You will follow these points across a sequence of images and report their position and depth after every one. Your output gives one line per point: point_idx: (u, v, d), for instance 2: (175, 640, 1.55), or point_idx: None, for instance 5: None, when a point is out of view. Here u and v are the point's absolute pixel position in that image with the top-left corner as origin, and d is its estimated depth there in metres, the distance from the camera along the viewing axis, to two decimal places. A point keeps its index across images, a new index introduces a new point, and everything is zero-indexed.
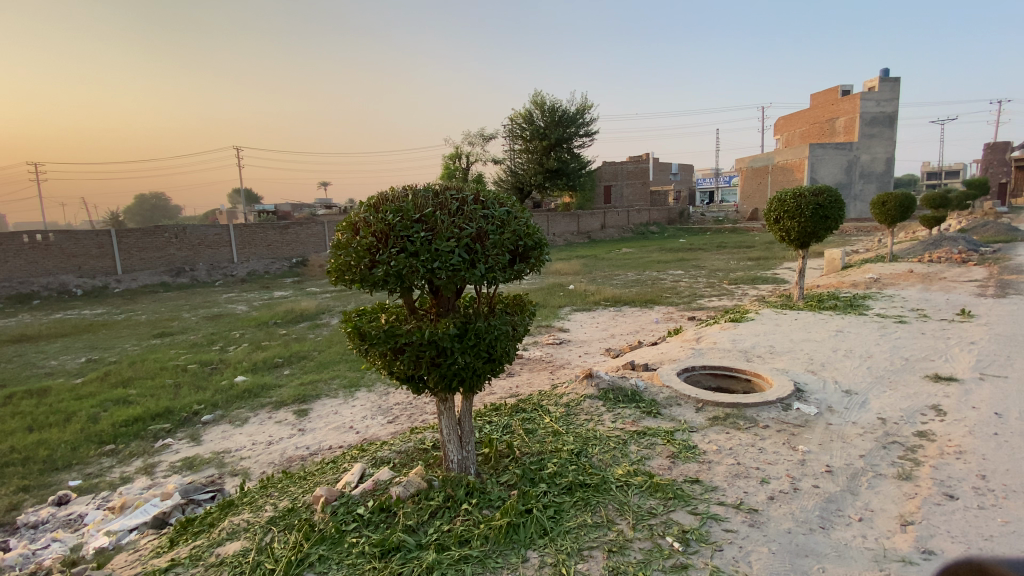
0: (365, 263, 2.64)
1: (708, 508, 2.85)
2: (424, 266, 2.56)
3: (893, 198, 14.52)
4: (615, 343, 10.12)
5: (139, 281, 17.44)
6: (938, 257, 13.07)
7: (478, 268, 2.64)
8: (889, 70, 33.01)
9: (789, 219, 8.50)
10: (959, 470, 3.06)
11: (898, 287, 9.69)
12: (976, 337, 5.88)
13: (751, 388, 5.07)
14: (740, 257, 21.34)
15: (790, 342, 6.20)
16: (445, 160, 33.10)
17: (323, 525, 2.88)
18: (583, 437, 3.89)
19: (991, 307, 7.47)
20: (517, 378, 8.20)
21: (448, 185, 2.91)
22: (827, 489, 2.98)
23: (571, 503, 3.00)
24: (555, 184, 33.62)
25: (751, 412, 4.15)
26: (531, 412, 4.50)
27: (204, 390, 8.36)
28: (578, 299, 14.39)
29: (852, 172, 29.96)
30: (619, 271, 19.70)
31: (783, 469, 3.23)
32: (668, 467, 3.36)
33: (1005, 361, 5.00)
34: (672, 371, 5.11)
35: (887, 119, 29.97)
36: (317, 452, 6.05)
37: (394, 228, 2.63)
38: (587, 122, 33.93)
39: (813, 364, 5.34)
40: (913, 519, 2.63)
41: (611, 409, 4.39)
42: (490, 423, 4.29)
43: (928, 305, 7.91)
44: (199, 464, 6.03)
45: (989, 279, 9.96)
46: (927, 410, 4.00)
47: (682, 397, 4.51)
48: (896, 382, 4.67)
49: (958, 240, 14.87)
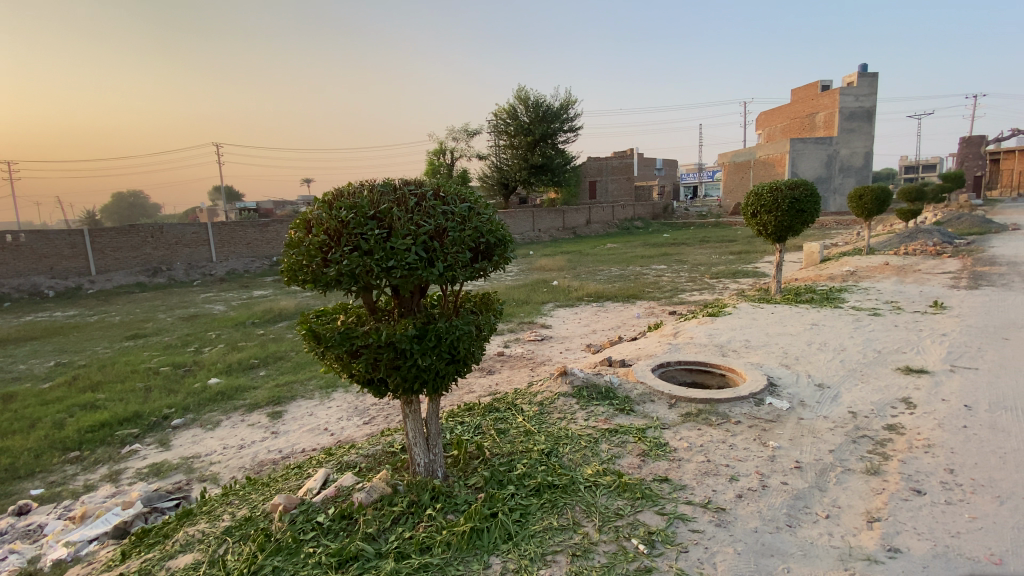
0: (318, 262, 2.53)
1: (676, 508, 2.80)
2: (379, 265, 2.45)
3: (869, 191, 14.71)
4: (596, 339, 10.11)
5: (113, 282, 17.00)
6: (913, 250, 13.27)
7: (437, 267, 2.54)
8: (867, 65, 33.45)
9: (766, 213, 8.53)
10: (927, 464, 3.06)
11: (874, 280, 9.80)
12: (948, 329, 5.94)
13: (726, 383, 5.05)
14: (722, 251, 21.50)
15: (765, 336, 6.21)
16: (429, 156, 32.79)
17: (279, 535, 2.79)
18: (554, 436, 3.82)
19: (963, 299, 7.58)
20: (497, 375, 8.13)
21: (408, 180, 2.81)
22: (795, 486, 2.95)
23: (538, 505, 2.94)
24: (540, 179, 33.54)
25: (724, 407, 4.12)
26: (504, 412, 4.42)
27: (176, 393, 8.15)
28: (561, 295, 14.36)
29: (832, 166, 30.36)
30: (602, 266, 19.71)
31: (752, 466, 3.20)
32: (638, 466, 3.31)
33: (975, 352, 5.05)
34: (647, 367, 5.07)
35: (865, 114, 30.41)
36: (289, 455, 5.92)
37: (348, 226, 2.53)
38: (571, 117, 33.94)
39: (787, 358, 5.35)
40: (879, 516, 2.61)
41: (584, 406, 4.33)
42: (461, 424, 4.20)
43: (902, 297, 8.01)
44: (166, 470, 5.86)
45: (962, 271, 10.14)
46: (898, 403, 4.02)
47: (655, 393, 4.47)
48: (868, 375, 4.70)
49: (933, 232, 15.12)
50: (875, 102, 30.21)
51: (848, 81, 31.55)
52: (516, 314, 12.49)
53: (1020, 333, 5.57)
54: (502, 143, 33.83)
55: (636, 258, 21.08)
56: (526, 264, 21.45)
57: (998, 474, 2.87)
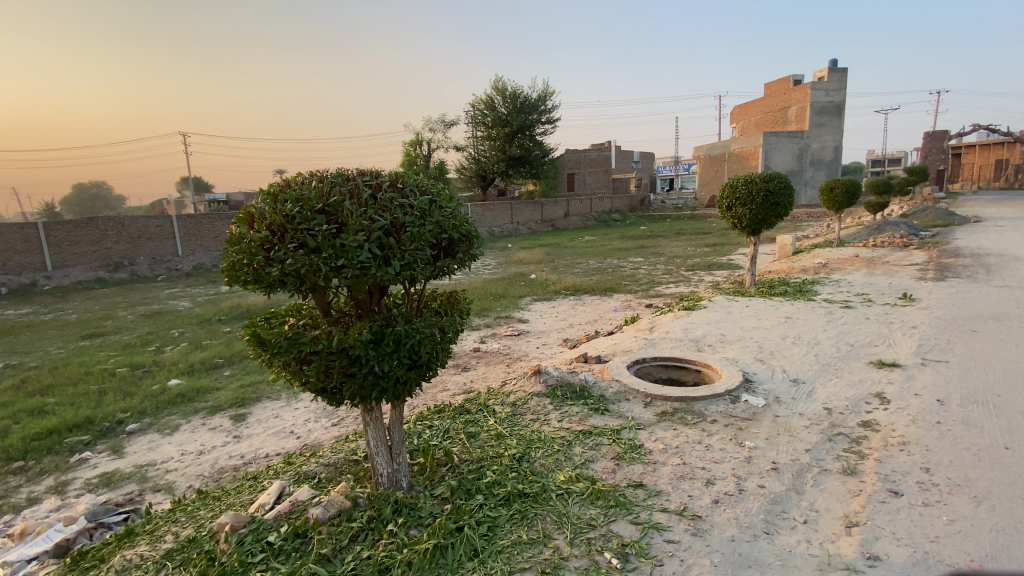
0: (260, 261, 2.30)
1: (650, 516, 2.67)
2: (327, 264, 2.22)
3: (840, 184, 14.93)
4: (573, 333, 10.01)
5: (71, 278, 16.16)
6: (881, 242, 13.54)
7: (392, 265, 2.32)
8: (838, 62, 33.60)
9: (741, 206, 8.52)
10: (903, 463, 3.00)
11: (845, 272, 9.92)
12: (918, 322, 5.99)
13: (701, 379, 4.97)
14: (697, 243, 21.67)
15: (740, 330, 6.18)
16: (405, 147, 32.14)
17: (225, 558, 2.58)
18: (526, 440, 3.66)
19: (930, 291, 7.69)
20: (472, 372, 7.94)
21: (363, 170, 2.58)
22: (772, 489, 2.86)
23: (507, 517, 2.77)
24: (518, 171, 33.28)
25: (700, 405, 4.03)
26: (475, 413, 4.24)
27: (133, 396, 7.72)
28: (539, 289, 14.22)
29: (803, 159, 30.92)
30: (580, 259, 19.62)
31: (728, 468, 3.10)
32: (612, 470, 3.18)
33: (945, 345, 5.08)
34: (622, 363, 4.95)
35: (835, 108, 31.01)
36: (251, 461, 5.64)
37: (293, 221, 2.30)
38: (549, 109, 33.77)
39: (762, 352, 5.31)
40: (858, 520, 2.53)
41: (558, 407, 4.18)
42: (430, 427, 4.01)
43: (873, 289, 8.10)
44: (118, 480, 5.51)
45: (928, 263, 10.35)
46: (872, 398, 3.98)
47: (630, 391, 4.36)
48: (842, 369, 4.67)
49: (901, 225, 15.46)
50: (845, 97, 30.82)
51: (819, 76, 32.09)
52: (492, 308, 12.29)
53: (986, 326, 5.64)
54: (480, 135, 33.41)
55: (613, 251, 21.10)
56: (504, 258, 21.22)
57: (973, 473, 2.83)
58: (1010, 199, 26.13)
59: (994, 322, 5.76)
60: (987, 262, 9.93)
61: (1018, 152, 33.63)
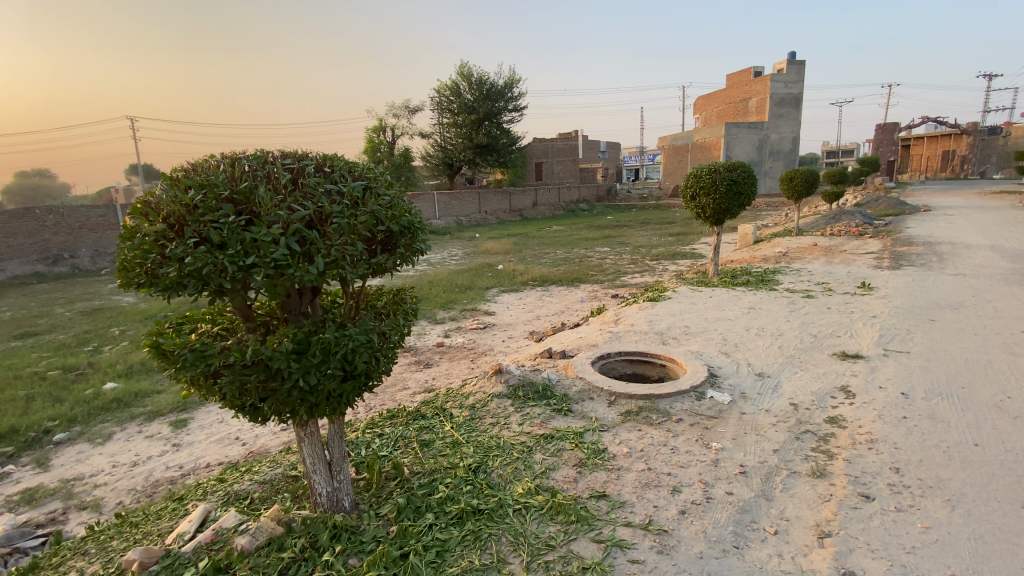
0: (155, 260, 1.94)
1: (614, 532, 2.46)
2: (234, 263, 1.89)
3: (799, 174, 15.18)
4: (539, 325, 9.80)
5: (4, 272, 14.86)
6: (838, 231, 13.88)
7: (315, 263, 1.99)
8: (795, 53, 34.43)
9: (704, 195, 8.46)
10: (872, 463, 2.91)
11: (805, 261, 10.05)
12: (877, 311, 6.03)
13: (667, 374, 4.82)
14: (662, 233, 21.85)
15: (705, 321, 6.09)
16: (369, 133, 30.95)
17: None
18: (483, 447, 3.40)
19: (887, 279, 7.83)
20: (434, 369, 7.61)
21: (285, 152, 2.24)
22: (741, 496, 2.70)
23: (458, 538, 2.52)
24: (486, 159, 32.75)
25: (665, 404, 3.86)
26: (430, 419, 3.94)
27: (63, 402, 6.86)
28: (506, 280, 13.93)
29: (763, 149, 31.61)
30: (548, 249, 19.42)
31: (695, 473, 2.93)
32: (574, 479, 2.95)
33: (905, 335, 5.09)
34: (586, 359, 4.75)
35: (794, 100, 31.78)
36: (191, 472, 5.16)
37: (195, 211, 1.95)
38: (515, 96, 33.35)
39: (727, 345, 5.20)
40: (830, 530, 2.40)
41: (519, 408, 3.92)
42: (380, 436, 3.70)
43: (832, 278, 8.19)
44: (39, 496, 4.91)
45: (883, 251, 10.61)
46: (837, 392, 3.91)
47: (594, 390, 4.15)
48: (806, 362, 4.61)
49: (855, 214, 15.89)
50: (803, 89, 31.61)
51: (779, 68, 32.75)
52: (457, 300, 11.94)
53: (943, 314, 5.72)
54: (446, 122, 32.64)
55: (580, 241, 21.03)
56: (470, 248, 20.81)
57: (944, 473, 2.76)
58: (954, 189, 27.45)
59: (949, 311, 5.85)
60: (938, 250, 10.24)
61: (964, 144, 35.35)
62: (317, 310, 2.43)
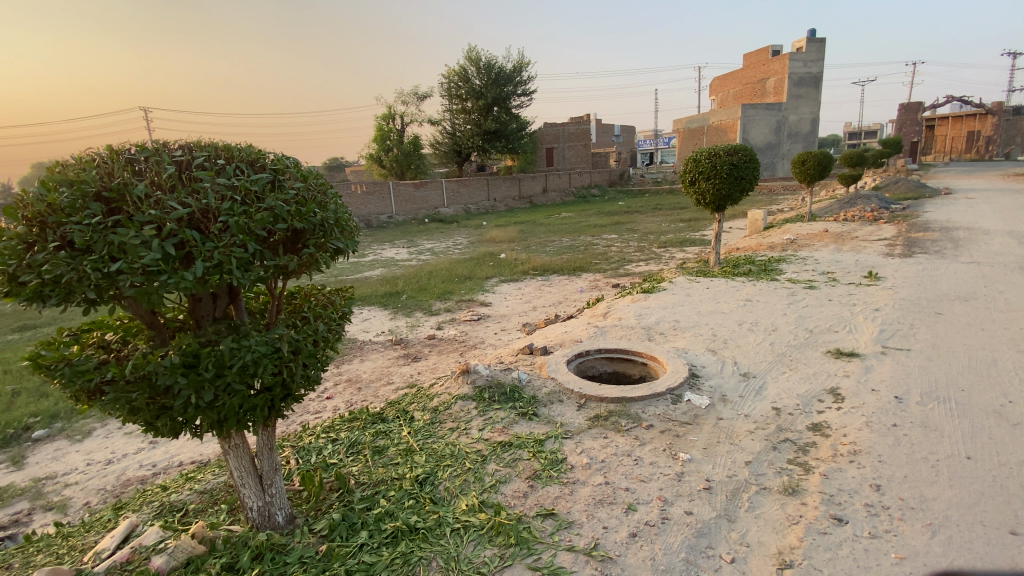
0: (17, 266, 1.76)
1: (553, 559, 2.24)
2: (97, 270, 1.71)
3: (811, 156, 14.56)
4: (534, 316, 9.57)
5: None
6: (852, 216, 13.29)
7: (194, 268, 1.81)
8: (816, 31, 33.08)
9: (704, 180, 8.06)
10: (851, 479, 2.63)
11: (812, 249, 9.60)
12: (881, 303, 5.66)
13: (648, 373, 4.55)
14: (672, 219, 21.29)
15: (696, 315, 5.79)
16: (378, 121, 30.58)
17: None
18: (436, 456, 3.18)
19: (897, 268, 7.38)
20: (421, 364, 7.43)
21: (183, 143, 2.05)
22: (700, 517, 2.45)
23: (385, 562, 2.32)
24: (494, 145, 32.29)
25: (637, 408, 3.60)
26: (389, 423, 3.74)
27: (48, 397, 6.86)
28: (506, 269, 13.65)
29: (781, 132, 30.62)
30: (554, 237, 19.05)
31: (655, 489, 2.68)
32: (524, 494, 2.73)
33: (907, 331, 4.74)
34: (562, 358, 4.49)
35: (813, 79, 30.60)
36: (162, 472, 5.07)
37: (60, 211, 1.76)
38: (525, 81, 32.71)
39: (715, 342, 4.90)
40: (792, 560, 2.15)
41: (482, 412, 3.67)
42: (334, 442, 3.54)
43: (838, 267, 7.78)
44: (8, 497, 4.83)
45: (897, 237, 10.11)
46: (825, 396, 3.62)
47: (565, 392, 3.90)
48: (797, 360, 4.29)
49: (872, 198, 15.19)
50: (822, 67, 30.41)
51: (797, 46, 31.53)
52: (455, 291, 11.73)
53: (952, 307, 5.32)
54: (454, 108, 32.14)
55: (588, 228, 20.62)
56: (476, 236, 20.53)
57: (930, 492, 2.48)
58: (979, 170, 26.21)
59: (959, 303, 5.46)
60: (955, 236, 9.71)
61: (989, 125, 33.77)
62: (237, 312, 2.37)
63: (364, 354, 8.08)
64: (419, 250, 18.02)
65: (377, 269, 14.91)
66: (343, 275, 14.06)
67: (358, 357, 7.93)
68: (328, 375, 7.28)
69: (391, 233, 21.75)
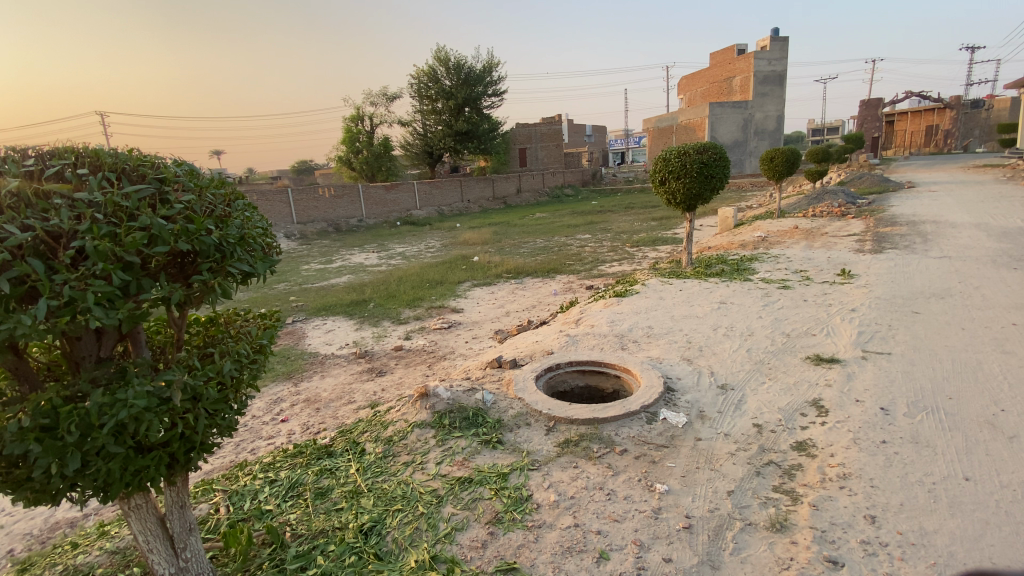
0: None
1: None
2: None
3: (779, 153, 14.62)
4: (507, 322, 9.25)
5: None
6: (820, 212, 13.38)
7: (38, 307, 1.42)
8: (779, 30, 33.70)
9: (675, 179, 7.88)
10: (844, 510, 2.41)
11: (784, 246, 9.54)
12: (856, 303, 5.54)
13: (621, 387, 4.26)
14: (644, 218, 21.28)
15: (670, 320, 5.55)
16: (346, 122, 29.75)
17: None
18: (386, 499, 2.82)
19: (869, 265, 7.32)
20: (386, 379, 7.00)
21: (32, 148, 1.65)
22: (680, 565, 2.17)
23: None
24: (466, 146, 31.85)
25: (609, 430, 3.30)
26: (337, 459, 3.36)
27: None
28: (479, 273, 13.28)
29: (748, 129, 31.08)
30: (527, 238, 18.73)
31: (630, 530, 2.39)
32: (482, 543, 2.40)
33: (886, 332, 4.58)
34: (530, 374, 4.16)
35: (778, 77, 31.17)
36: None
37: None
38: (495, 80, 32.39)
39: (690, 350, 4.66)
40: None
41: (440, 442, 3.31)
42: (272, 484, 3.15)
43: (811, 265, 7.69)
44: None
45: (866, 232, 10.17)
46: (808, 409, 3.40)
47: (532, 414, 3.57)
48: (776, 369, 4.07)
49: (839, 193, 15.38)
50: (786, 66, 31.01)
51: (762, 45, 32.07)
52: (425, 298, 11.30)
53: (928, 306, 5.23)
54: (425, 109, 31.57)
55: (561, 228, 20.41)
56: (449, 239, 20.07)
57: (930, 524, 2.28)
58: (938, 164, 27.06)
59: (934, 301, 5.36)
60: (922, 230, 9.78)
61: (948, 117, 35.00)
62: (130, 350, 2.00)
63: (325, 369, 7.60)
64: (389, 255, 17.47)
65: (345, 276, 14.33)
66: (308, 283, 13.46)
67: (319, 374, 7.45)
68: (285, 395, 6.78)
69: (361, 238, 21.10)
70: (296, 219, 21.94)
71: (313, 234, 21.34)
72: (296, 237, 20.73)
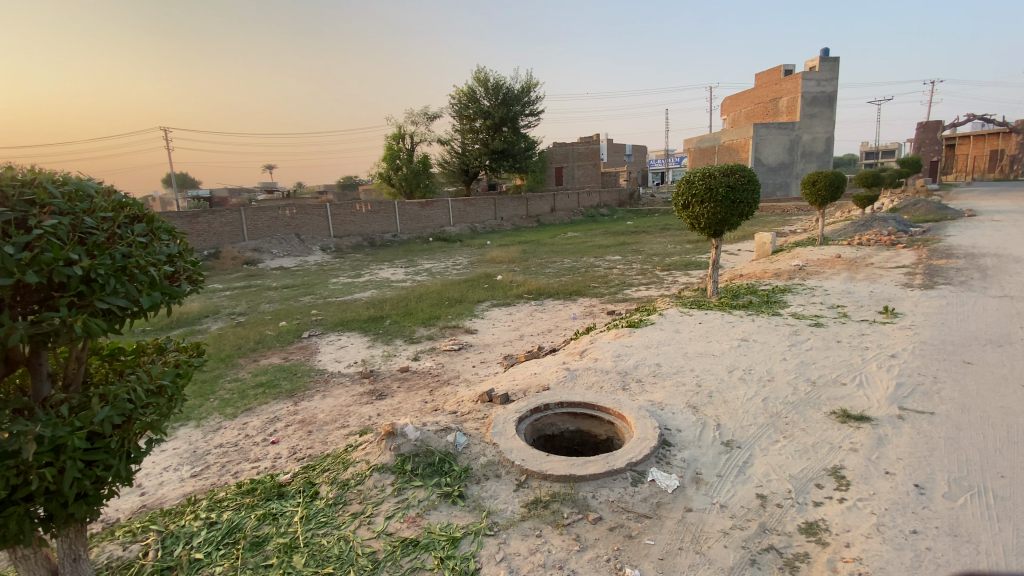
0: None
1: None
2: None
3: (823, 177, 13.76)
4: (520, 346, 8.89)
5: None
6: (867, 240, 12.42)
7: None
8: (829, 51, 32.54)
9: (699, 204, 7.39)
10: None
11: (823, 277, 8.79)
12: (898, 347, 4.89)
13: (615, 435, 3.82)
14: (679, 240, 20.51)
15: (682, 358, 5.07)
16: (387, 140, 30.45)
17: None
18: (319, 558, 2.52)
19: (916, 302, 6.59)
20: (385, 402, 6.74)
21: None
22: None
23: None
24: (502, 165, 31.95)
25: (587, 491, 2.88)
26: (287, 500, 3.09)
27: None
28: (500, 293, 12.98)
29: (794, 151, 29.84)
30: (555, 258, 18.36)
31: None
32: None
33: (930, 387, 3.96)
34: (513, 415, 3.78)
35: (827, 99, 29.93)
36: None
37: None
38: (533, 100, 32.48)
39: (698, 395, 4.17)
40: None
41: (397, 491, 2.98)
42: (209, 526, 2.91)
43: (850, 300, 7.00)
44: None
45: (917, 265, 9.29)
46: (826, 479, 2.88)
47: (505, 464, 3.19)
48: (794, 425, 3.54)
49: (889, 220, 14.29)
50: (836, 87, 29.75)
51: (810, 65, 30.94)
52: (441, 316, 11.07)
53: (983, 355, 4.55)
54: (463, 128, 31.97)
55: (591, 249, 19.93)
56: (477, 256, 19.92)
57: None
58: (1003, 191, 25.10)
59: (991, 350, 4.65)
60: (982, 265, 8.85)
61: (1014, 143, 32.55)
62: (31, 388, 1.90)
63: (328, 389, 7.42)
64: (416, 271, 17.43)
65: (369, 291, 14.34)
66: (332, 297, 13.52)
67: (320, 394, 7.26)
68: (283, 414, 6.61)
69: (392, 253, 21.27)
70: (333, 232, 22.37)
71: (347, 248, 21.66)
72: (331, 250, 21.09)
